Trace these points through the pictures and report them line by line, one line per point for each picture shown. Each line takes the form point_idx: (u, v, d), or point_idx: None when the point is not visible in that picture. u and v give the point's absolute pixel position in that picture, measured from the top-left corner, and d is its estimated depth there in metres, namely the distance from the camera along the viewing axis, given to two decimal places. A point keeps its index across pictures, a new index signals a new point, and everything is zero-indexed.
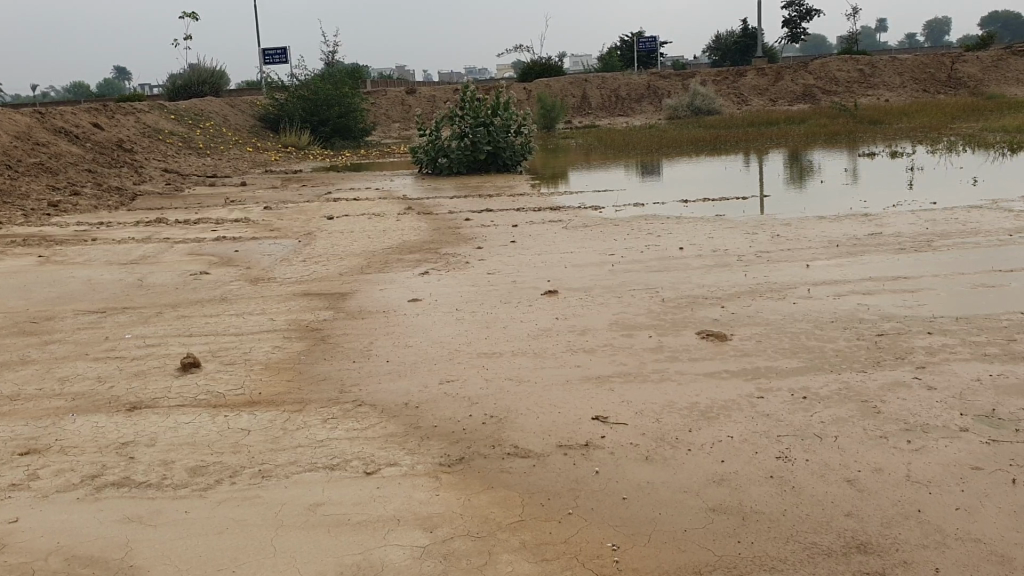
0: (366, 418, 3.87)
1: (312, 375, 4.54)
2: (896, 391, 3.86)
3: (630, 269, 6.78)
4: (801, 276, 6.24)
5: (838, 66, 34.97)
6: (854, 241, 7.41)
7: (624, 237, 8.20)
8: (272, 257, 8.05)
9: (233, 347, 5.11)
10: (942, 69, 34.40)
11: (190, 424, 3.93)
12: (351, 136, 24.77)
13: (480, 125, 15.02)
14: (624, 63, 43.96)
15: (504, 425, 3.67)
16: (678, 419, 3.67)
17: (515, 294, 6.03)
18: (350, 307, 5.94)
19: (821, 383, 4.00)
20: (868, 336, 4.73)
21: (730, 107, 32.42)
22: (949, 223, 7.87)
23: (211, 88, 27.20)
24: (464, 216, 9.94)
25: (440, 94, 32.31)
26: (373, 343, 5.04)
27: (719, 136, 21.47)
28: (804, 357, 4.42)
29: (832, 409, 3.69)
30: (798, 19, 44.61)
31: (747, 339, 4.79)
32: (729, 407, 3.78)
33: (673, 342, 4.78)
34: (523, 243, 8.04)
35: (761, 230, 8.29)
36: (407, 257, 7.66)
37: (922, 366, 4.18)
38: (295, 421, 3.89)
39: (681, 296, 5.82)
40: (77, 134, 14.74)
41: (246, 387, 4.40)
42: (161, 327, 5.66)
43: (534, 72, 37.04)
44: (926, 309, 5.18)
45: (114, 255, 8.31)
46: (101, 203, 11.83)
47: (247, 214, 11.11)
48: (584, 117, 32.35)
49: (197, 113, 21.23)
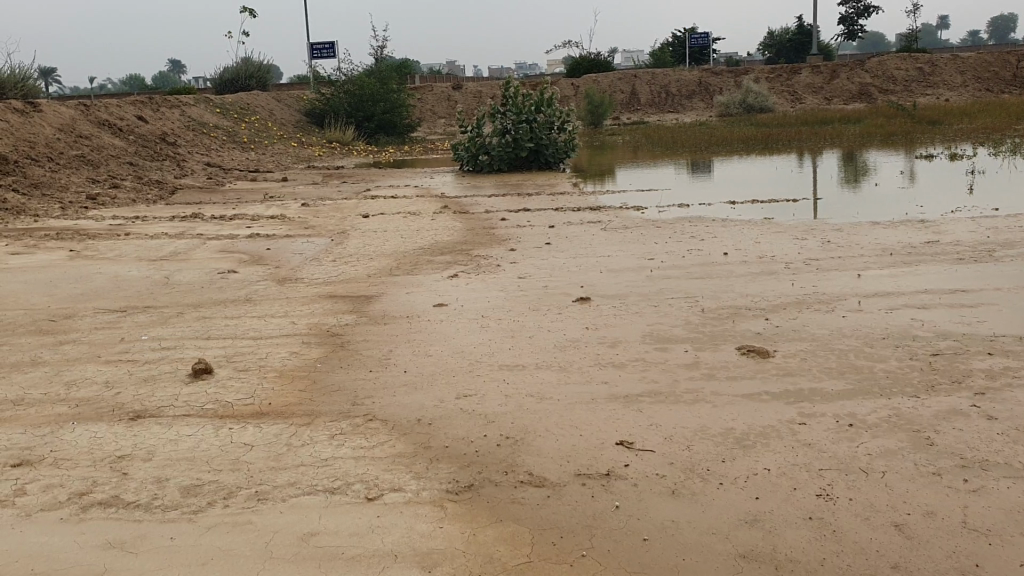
0: (376, 435, 3.63)
1: (325, 385, 4.32)
2: (952, 420, 3.52)
3: (669, 275, 6.47)
4: (851, 287, 5.89)
5: (896, 64, 34.09)
6: (910, 249, 7.02)
7: (666, 240, 7.88)
8: (302, 256, 7.87)
9: (249, 351, 4.91)
10: (1005, 68, 33.37)
11: (191, 437, 3.72)
12: (396, 132, 24.63)
13: (523, 122, 14.75)
14: (675, 61, 43.33)
15: (520, 447, 3.41)
16: (710, 447, 3.38)
17: (546, 301, 5.76)
18: (374, 311, 5.71)
19: (869, 409, 3.68)
20: (922, 355, 4.39)
21: (783, 106, 31.75)
22: (1011, 232, 7.43)
23: (258, 82, 27.28)
24: (501, 216, 9.70)
25: (488, 90, 32.11)
26: (393, 351, 4.82)
27: (771, 135, 20.97)
28: (851, 378, 4.09)
29: (880, 439, 3.37)
30: (855, 16, 43.67)
31: (790, 356, 4.47)
32: (767, 435, 3.47)
33: (709, 358, 4.48)
34: (558, 245, 7.77)
35: (810, 235, 7.93)
36: (438, 258, 7.43)
37: (981, 392, 3.83)
38: (301, 437, 3.66)
39: (722, 306, 5.51)
40: (121, 127, 14.74)
41: (256, 396, 4.19)
42: (179, 328, 5.48)
43: (583, 68, 36.66)
44: (986, 327, 4.81)
45: (145, 251, 8.19)
46: (140, 197, 11.79)
47: (283, 211, 10.96)
48: (632, 114, 31.95)
49: (243, 107, 21.26)
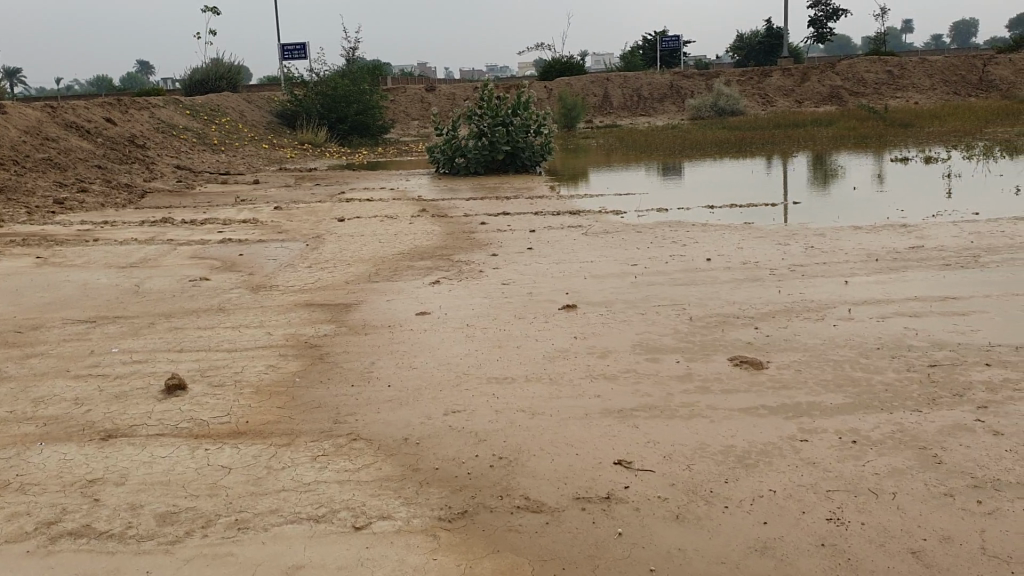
0: (360, 456, 3.47)
1: (306, 401, 4.15)
2: (958, 436, 3.42)
3: (655, 282, 6.36)
4: (840, 294, 5.79)
5: (866, 67, 34.32)
6: (895, 255, 6.95)
7: (648, 246, 7.77)
8: (276, 262, 7.68)
9: (224, 365, 4.72)
10: (973, 71, 33.69)
11: (166, 458, 3.54)
12: (369, 133, 24.40)
13: (500, 124, 14.61)
14: (647, 63, 43.38)
15: (513, 469, 3.26)
16: (712, 466, 3.25)
17: (531, 309, 5.62)
18: (353, 320, 5.54)
19: (871, 425, 3.57)
20: (919, 366, 4.29)
21: (755, 108, 31.86)
22: (994, 236, 7.39)
23: (228, 83, 26.94)
24: (479, 220, 9.55)
25: (460, 92, 31.94)
26: (375, 363, 4.65)
27: (744, 138, 20.98)
28: (850, 391, 3.98)
29: (886, 457, 3.26)
30: (824, 19, 43.96)
31: (784, 367, 4.36)
32: (769, 452, 3.35)
33: (702, 369, 4.36)
34: (540, 250, 7.63)
35: (794, 240, 7.85)
36: (418, 264, 7.27)
37: (984, 406, 3.73)
38: (282, 458, 3.49)
39: (711, 314, 5.39)
40: (89, 129, 14.42)
41: (233, 414, 4.01)
42: (150, 339, 5.28)
43: (556, 70, 36.59)
44: (981, 336, 4.73)
45: (114, 258, 7.96)
46: (108, 201, 11.52)
47: (255, 215, 10.74)
48: (605, 116, 31.93)
49: (212, 109, 20.95)
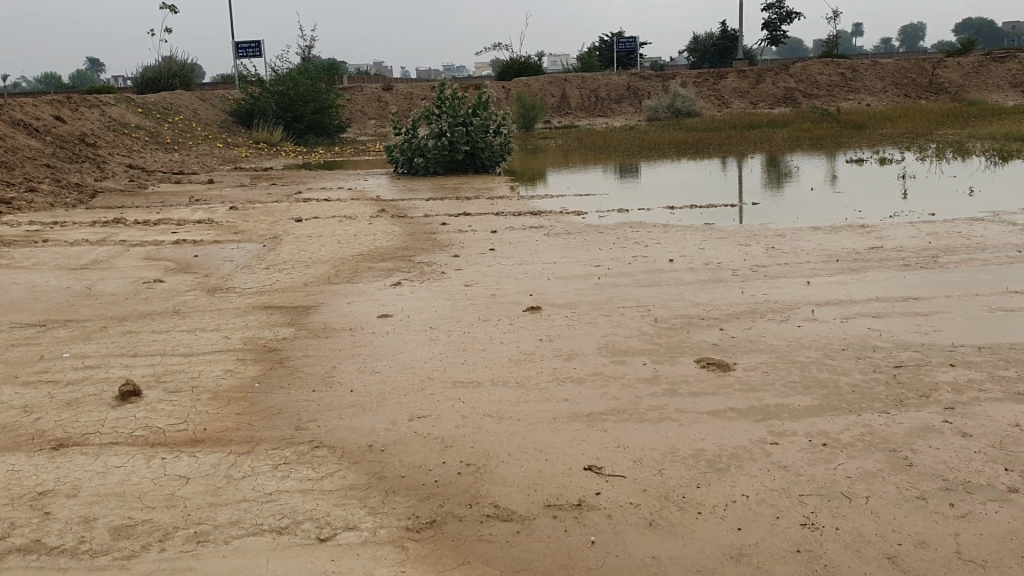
0: (324, 464, 3.38)
1: (266, 407, 4.04)
2: (926, 438, 3.41)
3: (619, 283, 6.32)
4: (803, 294, 5.81)
5: (819, 69, 34.74)
6: (855, 255, 7.00)
7: (610, 246, 7.74)
8: (233, 263, 7.52)
9: (180, 370, 4.58)
10: (923, 74, 34.24)
11: (120, 468, 3.41)
12: (325, 133, 24.15)
13: (459, 125, 14.52)
14: (603, 64, 43.54)
15: (481, 476, 3.19)
16: (683, 471, 3.20)
17: (494, 310, 5.55)
18: (313, 323, 5.43)
19: (840, 427, 3.56)
20: (884, 367, 4.30)
21: (711, 110, 32.11)
22: (951, 237, 7.47)
23: (182, 82, 26.51)
24: (440, 221, 9.46)
25: (417, 91, 31.75)
26: (336, 368, 4.55)
27: (702, 139, 21.11)
28: (817, 393, 3.97)
29: (857, 460, 3.24)
30: (778, 22, 44.44)
31: (751, 369, 4.34)
32: (740, 456, 3.32)
33: (669, 371, 4.32)
34: (502, 251, 7.56)
35: (754, 241, 7.87)
36: (378, 264, 7.17)
37: (951, 407, 3.73)
38: (242, 467, 3.38)
39: (676, 316, 5.37)
40: (37, 128, 14.06)
41: (191, 421, 3.89)
42: (103, 344, 5.12)
43: (513, 71, 36.55)
44: (944, 337, 4.75)
45: (64, 259, 7.74)
46: (58, 200, 11.23)
47: (210, 215, 10.54)
48: (563, 117, 31.96)
49: (165, 107, 20.58)
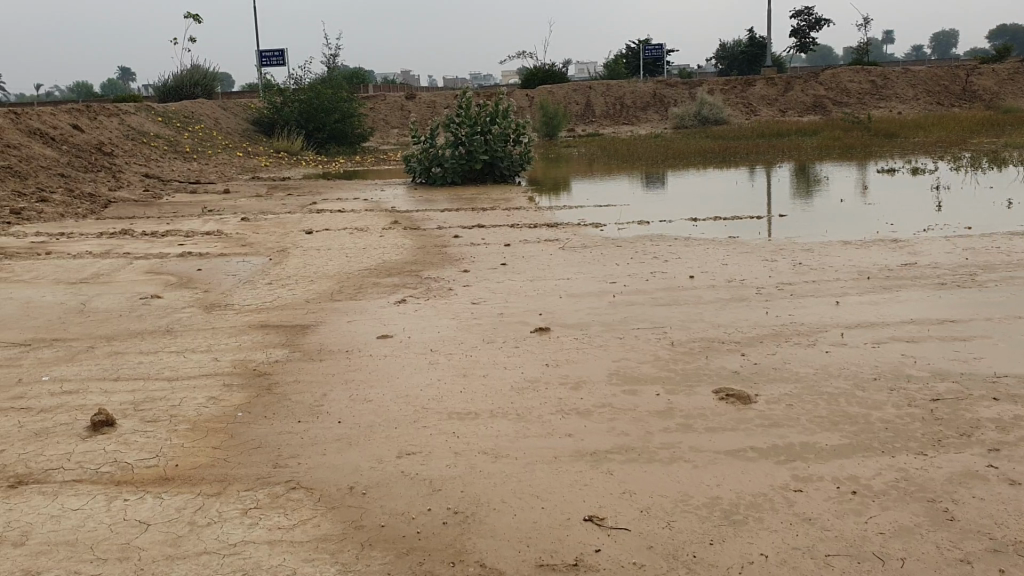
0: (299, 510, 3.07)
1: (245, 440, 3.73)
2: (970, 486, 3.05)
3: (634, 301, 5.98)
4: (830, 316, 5.43)
5: (850, 77, 34.17)
6: (888, 272, 6.61)
7: (628, 261, 7.40)
8: (235, 278, 7.25)
9: (160, 397, 4.29)
10: (956, 81, 33.55)
11: (77, 511, 3.11)
12: (347, 142, 23.96)
13: (478, 133, 14.23)
14: (629, 72, 43.15)
15: (470, 528, 2.87)
16: (695, 523, 2.86)
17: (500, 331, 5.22)
18: (309, 345, 5.12)
19: (872, 471, 3.20)
20: (921, 400, 3.92)
21: (738, 117, 31.66)
22: (990, 253, 7.05)
23: (204, 90, 26.45)
24: (453, 233, 9.16)
25: (441, 99, 31.55)
26: (326, 396, 4.23)
27: (728, 147, 20.69)
28: (845, 430, 3.61)
29: (891, 513, 2.88)
30: (806, 29, 43.85)
31: (774, 401, 3.97)
32: (760, 507, 2.97)
33: (684, 404, 3.96)
34: (514, 266, 7.24)
35: (779, 256, 7.49)
36: (384, 280, 6.88)
37: (995, 449, 3.36)
38: (210, 512, 3.08)
39: (694, 339, 5.02)
40: (54, 136, 13.92)
41: (163, 456, 3.59)
42: (86, 366, 4.85)
43: (538, 79, 36.28)
44: (986, 365, 4.36)
45: (65, 272, 7.51)
46: (69, 211, 11.06)
47: (221, 226, 10.30)
48: (587, 125, 31.65)
49: (186, 116, 20.47)
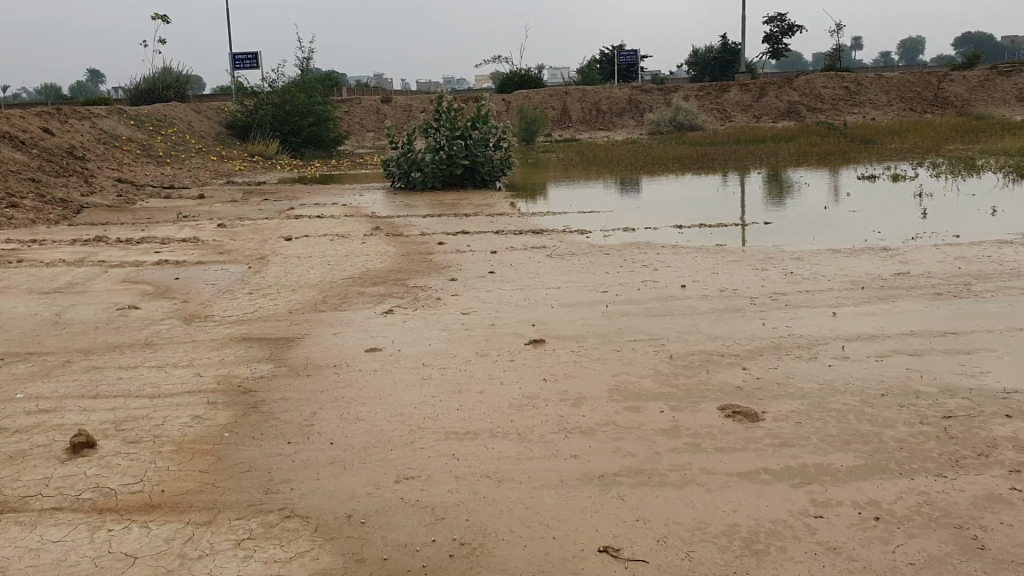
0: (296, 541, 2.90)
1: (233, 464, 3.55)
2: (996, 511, 2.95)
3: (628, 311, 5.85)
4: (829, 328, 5.33)
5: (824, 83, 34.36)
6: (882, 282, 6.53)
7: (618, 269, 7.28)
8: (215, 288, 7.05)
9: (141, 416, 4.10)
10: (928, 88, 33.80)
11: (59, 544, 2.92)
12: (323, 146, 23.69)
13: (458, 138, 14.07)
14: (603, 77, 43.15)
15: (479, 563, 2.73)
16: (715, 554, 2.73)
17: (493, 344, 5.07)
18: (295, 359, 4.94)
19: (894, 495, 3.08)
20: (933, 417, 3.82)
21: (714, 123, 31.73)
22: (981, 262, 7.00)
23: (176, 93, 26.11)
24: (437, 240, 9.00)
25: (417, 104, 31.36)
26: (316, 415, 4.05)
27: (707, 153, 20.65)
28: (860, 450, 3.49)
29: (918, 541, 2.77)
30: (779, 35, 44.09)
31: (782, 419, 3.85)
32: (780, 534, 2.84)
33: (690, 422, 3.83)
34: (502, 274, 7.10)
35: (769, 265, 7.39)
36: (370, 289, 6.71)
37: (1016, 471, 3.26)
38: (201, 543, 2.91)
39: (694, 352, 4.89)
40: (24, 140, 13.60)
41: (148, 481, 3.40)
42: (62, 383, 4.64)
43: (514, 83, 36.18)
44: (993, 380, 4.27)
45: (38, 281, 7.27)
46: (40, 216, 10.79)
47: (197, 233, 10.07)
48: (564, 130, 31.60)
49: (159, 119, 20.14)
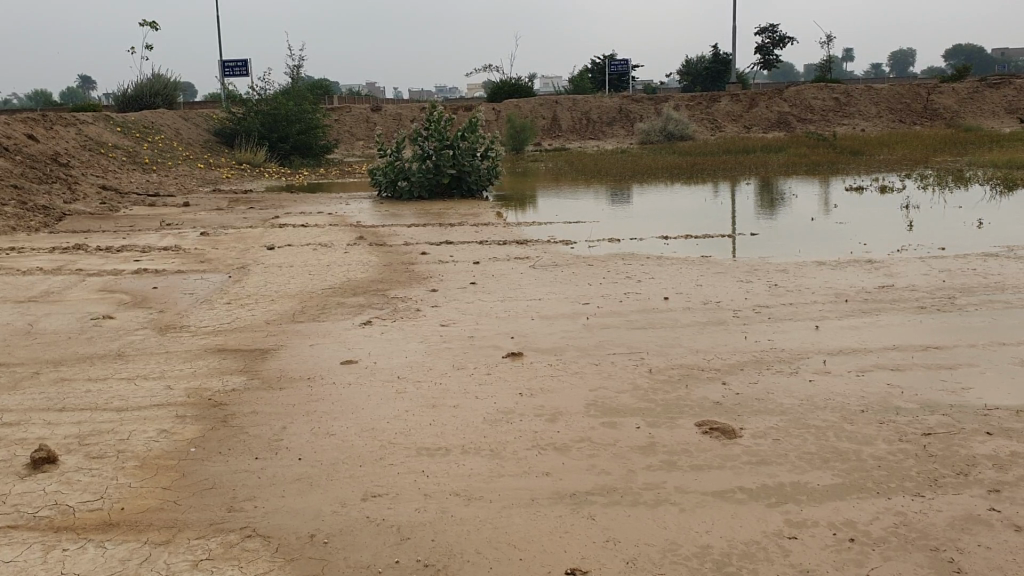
0: (257, 562, 2.82)
1: (197, 481, 3.46)
2: (974, 533, 2.89)
3: (609, 324, 5.78)
4: (811, 342, 5.27)
5: (814, 94, 34.41)
6: (866, 294, 6.48)
7: (601, 281, 7.22)
8: (192, 297, 6.95)
9: (106, 430, 4.00)
10: (917, 100, 33.88)
11: (10, 564, 2.83)
12: (311, 154, 23.60)
13: (445, 147, 14.00)
14: (594, 87, 43.16)
15: None
16: None
17: (471, 356, 5.00)
18: (269, 371, 4.86)
19: (872, 515, 3.02)
20: (913, 434, 3.75)
21: (704, 132, 31.74)
22: (966, 275, 6.96)
23: (164, 100, 25.97)
24: (420, 250, 8.92)
25: (407, 112, 31.29)
26: (286, 430, 3.97)
27: (695, 163, 20.63)
28: (838, 468, 3.42)
29: (894, 564, 2.72)
30: (771, 46, 44.17)
31: (760, 436, 3.78)
32: (753, 556, 2.77)
33: (666, 438, 3.76)
34: (484, 285, 7.03)
35: (755, 277, 7.33)
36: (349, 300, 6.62)
37: (996, 490, 3.20)
38: (157, 564, 2.82)
39: (674, 366, 4.82)
40: (7, 146, 13.47)
41: (109, 498, 3.31)
42: (29, 395, 4.55)
43: (504, 93, 36.13)
44: (976, 396, 4.21)
45: (14, 290, 7.17)
46: (21, 224, 10.67)
47: (179, 241, 9.97)
48: (554, 139, 31.57)
49: (146, 127, 20.02)
